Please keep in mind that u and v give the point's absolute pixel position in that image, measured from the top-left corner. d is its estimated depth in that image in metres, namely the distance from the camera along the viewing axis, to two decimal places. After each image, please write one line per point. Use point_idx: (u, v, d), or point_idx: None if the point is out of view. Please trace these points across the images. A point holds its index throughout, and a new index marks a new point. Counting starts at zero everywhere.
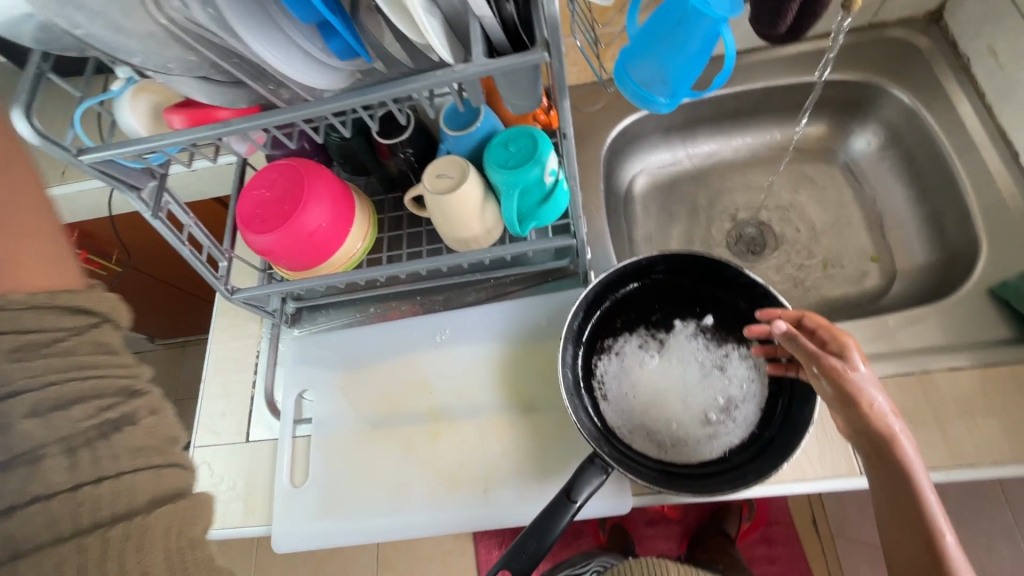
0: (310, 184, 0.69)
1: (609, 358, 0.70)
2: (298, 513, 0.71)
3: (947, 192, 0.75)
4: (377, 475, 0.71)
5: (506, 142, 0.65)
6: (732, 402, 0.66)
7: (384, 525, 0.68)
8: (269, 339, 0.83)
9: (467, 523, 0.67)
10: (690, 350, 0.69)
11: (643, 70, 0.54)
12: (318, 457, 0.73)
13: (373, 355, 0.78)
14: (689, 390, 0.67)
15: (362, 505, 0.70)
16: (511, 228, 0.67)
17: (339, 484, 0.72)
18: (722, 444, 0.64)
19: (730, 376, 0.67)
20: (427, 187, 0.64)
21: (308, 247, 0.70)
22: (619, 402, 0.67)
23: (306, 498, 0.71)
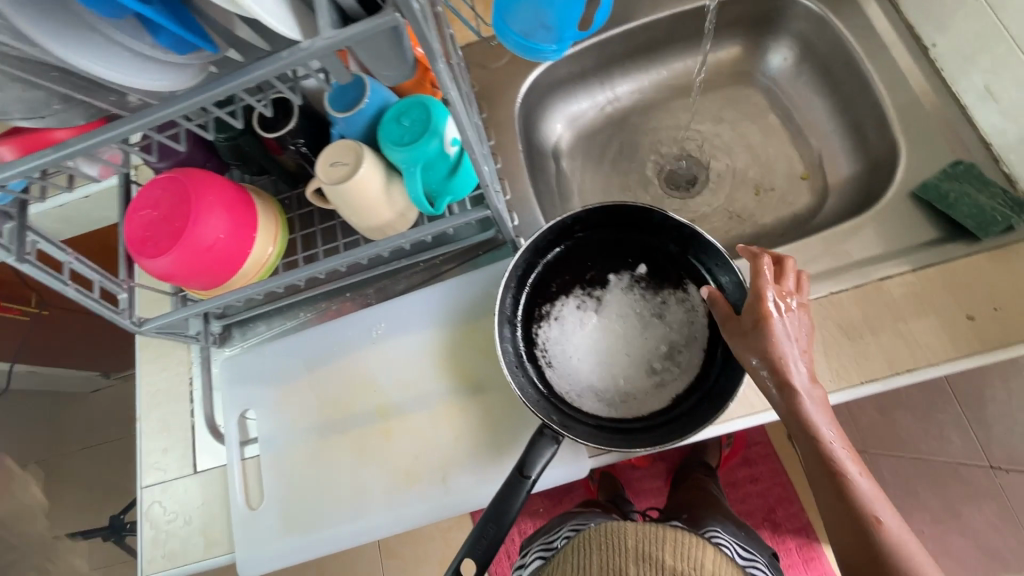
0: (198, 195, 0.63)
1: (549, 324, 0.68)
2: (261, 535, 0.68)
3: (864, 98, 0.73)
4: (334, 484, 0.69)
5: (398, 116, 0.60)
6: (674, 347, 0.66)
7: (350, 532, 0.67)
8: (200, 363, 0.78)
9: (433, 514, 0.66)
10: (628, 303, 0.68)
11: (523, 15, 0.50)
12: (271, 475, 0.71)
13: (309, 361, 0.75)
14: (631, 345, 0.66)
15: (324, 516, 0.68)
16: (421, 208, 0.62)
17: (298, 499, 0.69)
18: (670, 392, 0.63)
19: (670, 323, 0.67)
20: (322, 179, 0.59)
21: (211, 263, 0.64)
22: (565, 367, 0.66)
23: (266, 518, 0.69)
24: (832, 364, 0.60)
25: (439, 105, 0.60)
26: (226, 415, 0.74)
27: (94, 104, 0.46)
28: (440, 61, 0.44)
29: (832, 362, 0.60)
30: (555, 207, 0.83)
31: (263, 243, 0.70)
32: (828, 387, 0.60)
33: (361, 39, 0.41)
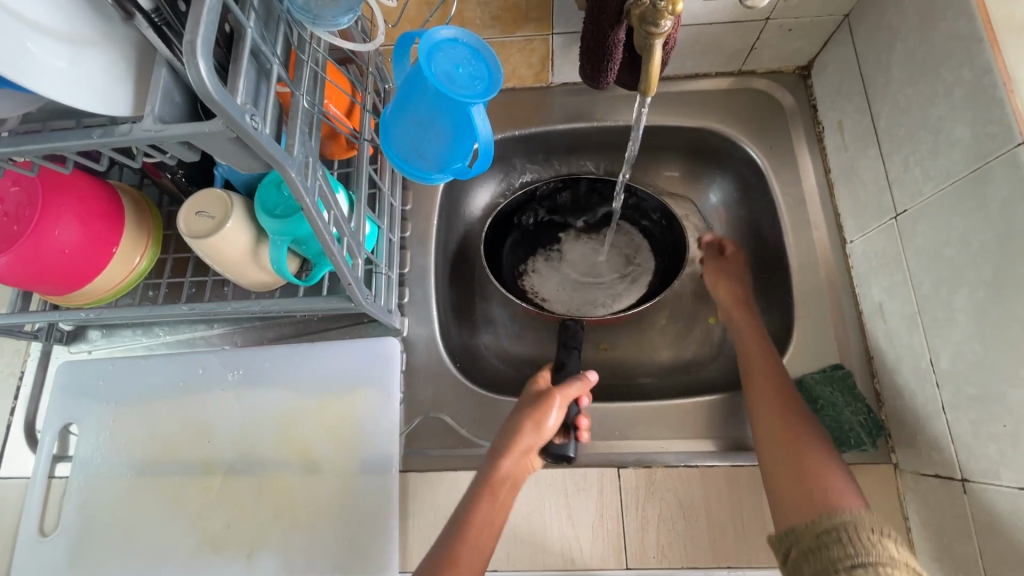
0: (48, 200, 0.57)
1: (530, 276, 0.81)
2: (44, 566, 0.64)
3: (779, 267, 0.72)
4: (138, 529, 0.64)
5: (280, 181, 0.55)
6: (629, 257, 0.81)
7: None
8: (37, 359, 0.72)
9: None
10: (584, 248, 0.82)
11: (406, 138, 0.44)
12: (73, 502, 0.66)
13: (150, 391, 0.69)
14: (595, 273, 0.81)
15: (117, 561, 0.64)
16: (285, 278, 0.58)
17: (94, 536, 0.65)
18: (640, 284, 0.79)
19: (619, 244, 0.82)
20: (182, 228, 0.54)
21: (49, 277, 0.59)
22: (556, 298, 0.79)
23: (54, 548, 0.64)
24: (661, 540, 0.60)
25: None
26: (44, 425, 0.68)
27: None
28: (290, 172, 0.40)
29: (660, 538, 0.60)
30: (462, 287, 0.80)
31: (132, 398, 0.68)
32: (650, 563, 0.59)
33: (190, 138, 0.36)
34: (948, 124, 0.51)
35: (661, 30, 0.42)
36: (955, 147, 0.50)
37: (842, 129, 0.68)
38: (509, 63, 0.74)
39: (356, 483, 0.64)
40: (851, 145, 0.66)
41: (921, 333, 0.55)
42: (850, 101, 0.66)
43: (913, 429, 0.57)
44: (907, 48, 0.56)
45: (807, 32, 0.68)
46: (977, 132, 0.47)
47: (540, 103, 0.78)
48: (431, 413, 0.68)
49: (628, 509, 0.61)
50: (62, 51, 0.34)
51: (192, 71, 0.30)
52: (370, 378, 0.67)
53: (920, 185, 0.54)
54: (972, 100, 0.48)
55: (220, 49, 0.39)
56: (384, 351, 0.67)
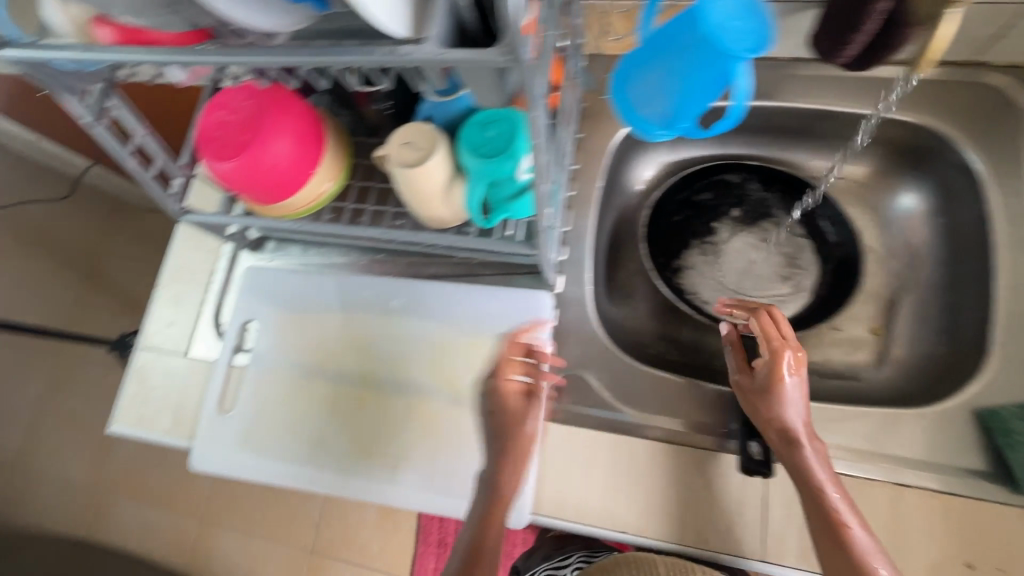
0: (274, 118, 0.63)
1: (688, 273, 0.79)
2: (221, 440, 0.72)
3: (979, 285, 0.65)
4: (301, 424, 0.72)
5: (485, 122, 0.57)
6: (792, 257, 0.77)
7: (298, 472, 0.70)
8: (228, 260, 0.81)
9: (371, 495, 0.67)
10: (742, 243, 0.78)
11: (644, 87, 0.45)
12: (249, 390, 0.74)
13: (321, 304, 0.76)
14: (755, 273, 0.77)
15: (280, 448, 0.71)
16: (474, 217, 0.60)
17: (264, 423, 0.73)
18: (804, 289, 0.76)
19: (780, 241, 0.77)
20: (391, 157, 0.58)
21: (265, 184, 0.65)
22: (716, 299, 0.77)
23: (230, 427, 0.73)
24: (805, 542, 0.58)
25: None
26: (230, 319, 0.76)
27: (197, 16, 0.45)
28: (536, 109, 0.41)
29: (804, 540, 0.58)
30: (611, 255, 0.79)
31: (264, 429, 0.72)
32: (789, 561, 0.58)
33: (465, 63, 0.38)
34: None
35: None
36: None
37: None
38: None
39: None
40: None
41: None
42: None
43: None
44: None
45: None
46: None
47: None
48: (575, 371, 0.69)
49: (772, 503, 0.60)
50: None
51: None
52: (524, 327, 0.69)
53: None
54: None
55: None
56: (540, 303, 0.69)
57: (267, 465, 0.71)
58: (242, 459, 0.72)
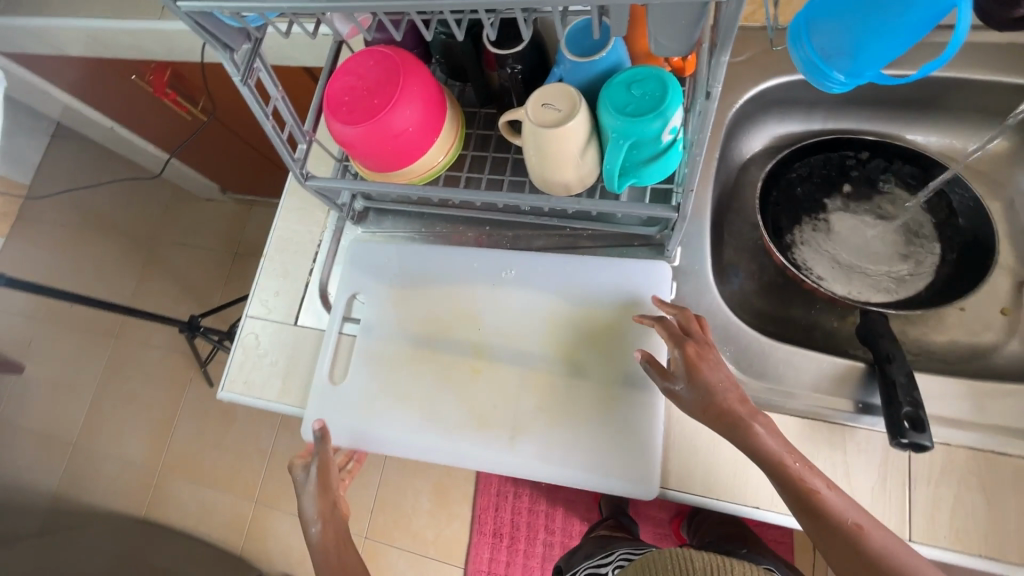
0: (405, 82, 0.63)
1: (800, 249, 0.75)
2: (331, 408, 0.73)
3: None
4: (412, 395, 0.71)
5: (629, 82, 0.56)
6: (911, 233, 0.75)
7: (412, 443, 0.69)
8: (332, 231, 0.81)
9: (488, 464, 0.67)
10: (856, 219, 0.76)
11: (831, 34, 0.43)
12: (358, 360, 0.74)
13: (427, 274, 0.76)
14: (872, 250, 0.75)
15: (391, 417, 0.71)
16: (609, 181, 0.59)
17: (373, 393, 0.73)
18: (927, 266, 0.73)
19: (898, 217, 0.75)
20: (530, 118, 0.57)
21: (390, 149, 0.65)
22: (833, 275, 0.74)
23: (340, 397, 0.73)
24: (954, 520, 0.56)
25: (677, 84, 0.55)
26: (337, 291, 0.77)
27: None
28: (724, 55, 0.40)
29: (953, 520, 0.55)
30: (720, 230, 0.78)
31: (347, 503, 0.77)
32: (939, 540, 0.55)
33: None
34: None
35: None
36: None
37: None
38: None
39: (620, 396, 0.65)
40: None
41: None
42: None
43: None
44: None
45: None
46: None
47: None
48: None
49: (917, 481, 0.57)
50: None
51: None
52: (642, 301, 0.68)
53: None
54: None
55: None
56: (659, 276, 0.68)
57: (380, 434, 0.71)
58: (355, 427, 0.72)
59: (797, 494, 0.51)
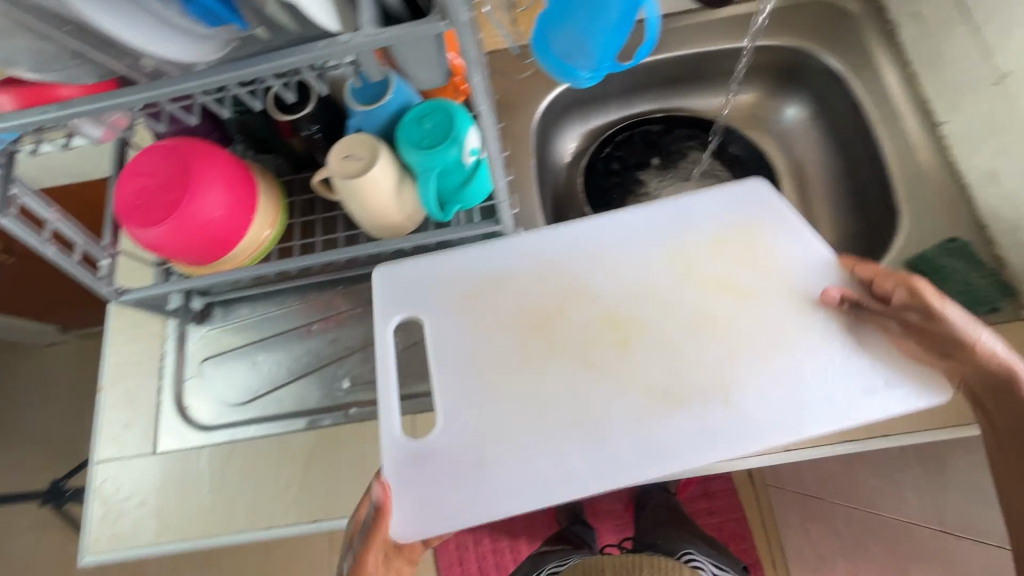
0: (199, 168, 0.61)
1: None
2: (422, 479, 0.58)
3: (872, 161, 0.75)
4: (549, 415, 0.60)
5: (420, 117, 0.58)
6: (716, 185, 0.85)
7: (574, 471, 0.57)
8: (175, 339, 0.75)
9: (719, 442, 0.57)
10: (670, 186, 0.85)
11: (566, 39, 0.48)
12: (451, 401, 0.61)
13: (487, 266, 0.66)
14: None
15: (540, 452, 0.58)
16: (432, 212, 0.61)
17: (491, 431, 0.60)
18: None
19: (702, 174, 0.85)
20: (334, 171, 0.58)
21: (204, 240, 0.62)
22: None
23: (443, 457, 0.59)
24: None
25: (462, 109, 0.59)
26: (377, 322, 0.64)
27: (107, 65, 0.43)
28: (477, 77, 0.44)
29: None
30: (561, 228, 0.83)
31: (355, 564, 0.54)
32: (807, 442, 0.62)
33: (404, 40, 0.39)
34: None
35: None
36: None
37: (921, 19, 0.71)
38: None
39: (810, 312, 0.61)
40: (934, 32, 0.69)
41: None
42: None
43: None
44: None
45: None
46: None
47: None
48: None
49: None
50: None
51: None
52: (761, 224, 0.65)
53: None
54: None
55: None
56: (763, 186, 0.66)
57: (464, 500, 0.58)
58: (445, 499, 0.58)
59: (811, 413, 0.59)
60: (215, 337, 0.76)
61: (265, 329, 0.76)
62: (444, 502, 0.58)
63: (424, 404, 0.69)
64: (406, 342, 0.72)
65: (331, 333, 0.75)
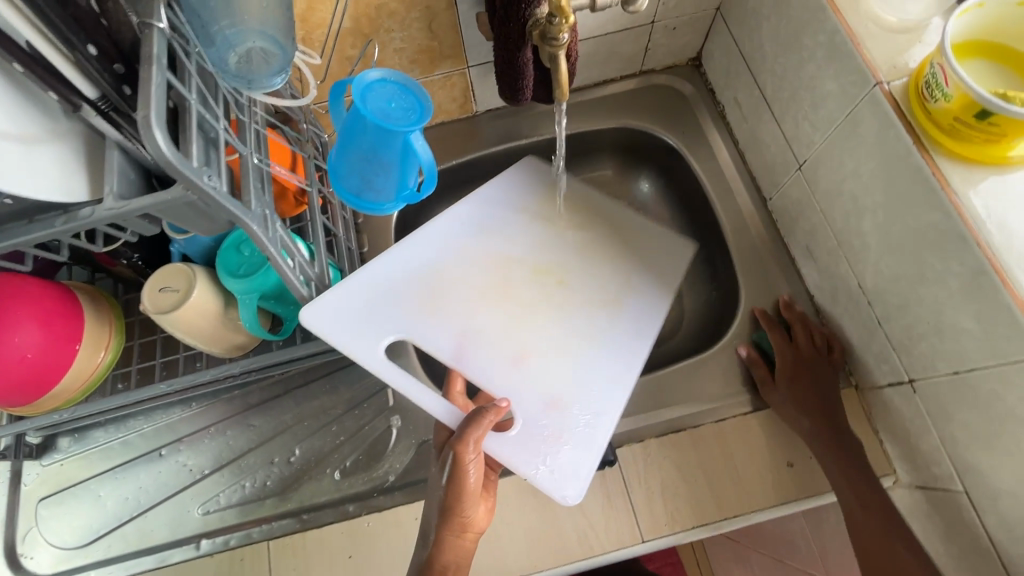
0: (4, 310, 0.56)
1: None
2: (531, 427, 0.63)
3: (715, 235, 0.79)
4: (552, 343, 0.67)
5: (239, 242, 0.57)
6: None
7: (610, 384, 0.65)
8: (8, 480, 0.68)
9: (622, 291, 0.72)
10: None
11: (356, 177, 0.47)
12: (486, 370, 0.65)
13: (417, 266, 0.69)
14: None
15: (568, 371, 0.66)
16: (260, 335, 0.59)
17: (539, 374, 0.65)
18: None
19: None
20: (148, 306, 0.55)
21: (20, 383, 0.57)
22: None
23: (526, 404, 0.64)
24: (669, 507, 0.63)
25: None
26: (355, 348, 0.63)
27: None
28: (252, 224, 0.43)
29: (667, 505, 0.63)
30: None
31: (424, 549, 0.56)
32: (664, 530, 0.62)
33: (151, 209, 0.38)
34: (818, 82, 0.59)
35: (561, 42, 0.47)
36: (828, 99, 0.58)
37: (739, 104, 0.76)
38: (434, 100, 0.78)
39: (626, 247, 0.75)
40: (749, 117, 0.74)
41: (846, 262, 0.62)
42: (739, 80, 0.74)
43: (862, 350, 0.63)
44: (771, 24, 0.64)
45: (689, 28, 0.77)
46: (842, 83, 0.55)
47: (470, 132, 0.84)
48: (424, 439, 0.68)
49: (631, 483, 0.64)
50: (16, 147, 0.36)
51: (152, 142, 0.33)
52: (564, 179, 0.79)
53: (811, 137, 0.62)
54: (830, 57, 0.56)
55: (167, 125, 0.41)
56: (532, 159, 0.79)
57: (574, 442, 0.62)
58: (556, 453, 0.61)
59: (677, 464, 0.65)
60: (55, 471, 0.70)
61: (111, 458, 0.70)
62: (555, 442, 0.62)
63: (281, 528, 0.65)
64: (264, 460, 0.69)
65: (182, 456, 0.70)
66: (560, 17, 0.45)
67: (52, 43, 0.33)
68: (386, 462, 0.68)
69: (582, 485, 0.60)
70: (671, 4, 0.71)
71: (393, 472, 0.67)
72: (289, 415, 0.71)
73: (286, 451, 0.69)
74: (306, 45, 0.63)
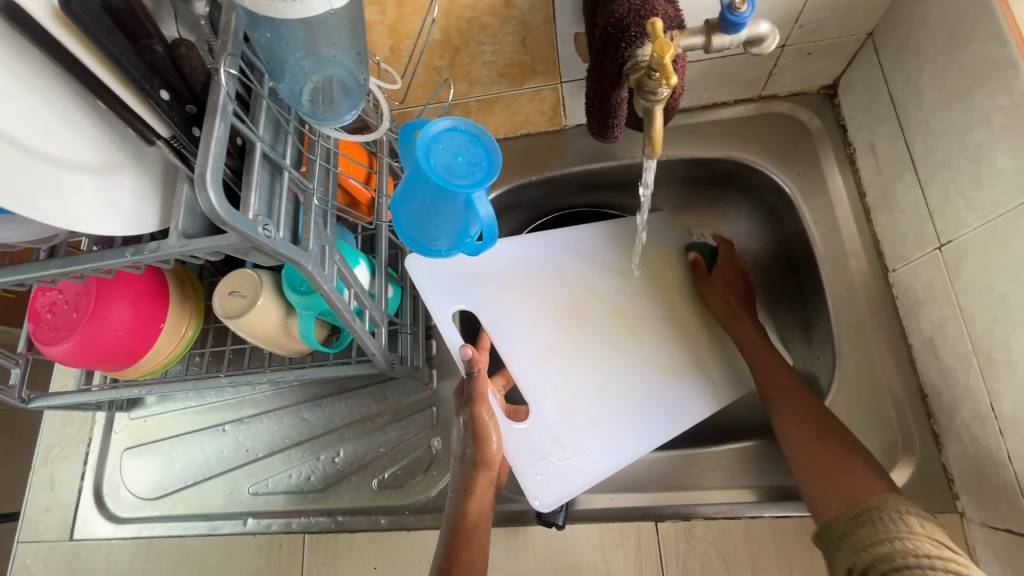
0: (103, 288, 0.61)
1: None
2: (545, 431, 0.62)
3: (815, 300, 0.68)
4: (602, 380, 0.64)
5: None
6: None
7: (633, 445, 0.61)
8: (103, 425, 0.77)
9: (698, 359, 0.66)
10: None
11: (426, 223, 0.44)
12: (526, 366, 0.65)
13: (518, 257, 0.69)
14: None
15: (609, 413, 0.63)
16: (313, 346, 0.60)
17: (577, 396, 0.63)
18: None
19: None
20: (217, 309, 0.57)
21: (112, 356, 0.62)
22: None
23: (548, 412, 0.63)
24: None
25: (349, 248, 0.56)
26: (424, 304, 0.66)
27: None
28: (307, 266, 0.42)
29: None
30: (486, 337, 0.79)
31: (460, 500, 0.55)
32: None
33: (210, 250, 0.38)
34: (989, 153, 0.47)
35: (660, 97, 0.40)
36: (998, 178, 0.47)
37: (875, 152, 0.64)
38: (520, 111, 0.73)
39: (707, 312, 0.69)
40: (885, 170, 0.62)
41: (978, 373, 0.51)
42: (881, 123, 0.62)
43: (980, 478, 0.52)
44: (938, 68, 0.52)
45: (828, 54, 0.65)
46: (1022, 163, 0.44)
47: (556, 146, 0.78)
48: None
49: (668, 564, 0.59)
50: (93, 180, 0.37)
51: (204, 199, 0.32)
52: (654, 230, 0.73)
53: (963, 216, 0.51)
54: (1013, 128, 0.45)
55: (235, 159, 0.41)
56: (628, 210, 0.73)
57: (573, 465, 0.60)
58: (550, 463, 0.60)
59: (723, 555, 0.58)
60: (139, 426, 0.77)
61: (183, 423, 0.76)
62: (552, 453, 0.61)
63: (317, 524, 0.68)
64: (311, 453, 0.72)
65: (241, 435, 0.74)
66: (661, 72, 0.39)
67: (127, 89, 0.33)
68: (421, 482, 0.68)
69: (557, 499, 0.59)
70: (812, 28, 0.60)
71: (426, 494, 0.67)
72: (339, 416, 0.73)
73: (332, 451, 0.72)
74: (395, 55, 0.60)
